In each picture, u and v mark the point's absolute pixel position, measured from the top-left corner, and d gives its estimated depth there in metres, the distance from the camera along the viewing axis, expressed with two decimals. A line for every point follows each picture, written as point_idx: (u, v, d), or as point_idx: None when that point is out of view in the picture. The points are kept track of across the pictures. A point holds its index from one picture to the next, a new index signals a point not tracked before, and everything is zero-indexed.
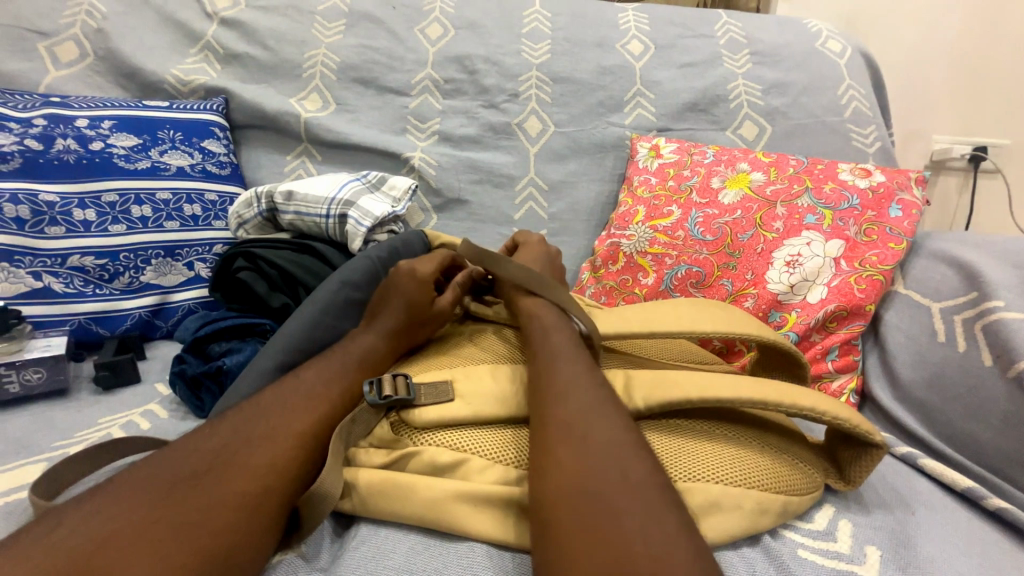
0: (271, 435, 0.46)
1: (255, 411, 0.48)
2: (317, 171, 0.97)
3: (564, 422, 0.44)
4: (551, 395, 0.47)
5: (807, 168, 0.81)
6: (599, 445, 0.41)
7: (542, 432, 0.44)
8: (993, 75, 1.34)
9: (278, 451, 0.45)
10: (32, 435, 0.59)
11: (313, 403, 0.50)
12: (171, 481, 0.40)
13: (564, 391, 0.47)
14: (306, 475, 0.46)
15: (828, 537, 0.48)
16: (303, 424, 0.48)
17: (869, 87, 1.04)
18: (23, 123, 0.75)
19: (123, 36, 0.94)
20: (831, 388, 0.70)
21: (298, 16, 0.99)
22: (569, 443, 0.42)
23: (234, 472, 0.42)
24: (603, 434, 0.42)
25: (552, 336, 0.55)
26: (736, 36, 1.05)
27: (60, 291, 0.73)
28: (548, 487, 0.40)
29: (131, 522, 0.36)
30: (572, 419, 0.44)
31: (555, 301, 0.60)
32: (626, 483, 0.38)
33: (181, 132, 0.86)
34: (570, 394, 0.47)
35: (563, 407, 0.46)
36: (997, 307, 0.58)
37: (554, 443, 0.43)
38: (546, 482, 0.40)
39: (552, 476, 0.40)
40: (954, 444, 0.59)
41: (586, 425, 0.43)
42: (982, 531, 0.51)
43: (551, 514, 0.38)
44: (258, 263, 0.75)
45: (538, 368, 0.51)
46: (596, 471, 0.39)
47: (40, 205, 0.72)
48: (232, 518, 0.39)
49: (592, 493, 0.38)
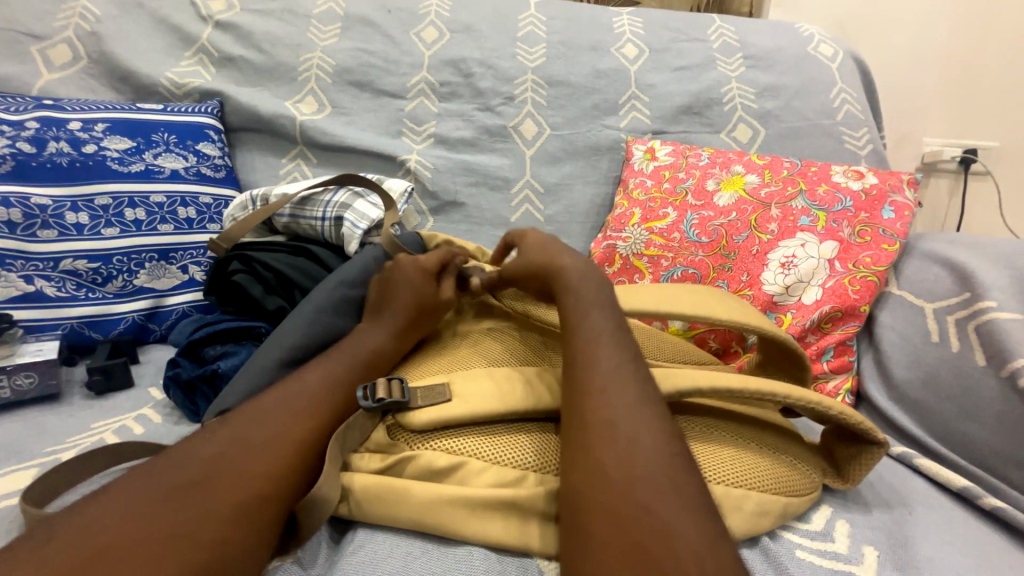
0: (264, 440, 0.45)
1: (250, 414, 0.47)
2: (312, 174, 0.96)
3: (602, 423, 0.43)
4: (593, 390, 0.46)
5: (801, 170, 0.82)
6: (637, 452, 0.40)
7: (581, 429, 0.43)
8: (981, 79, 1.36)
9: (272, 455, 0.44)
10: (25, 441, 0.58)
11: (316, 405, 0.50)
12: (157, 491, 0.39)
13: (602, 389, 0.45)
14: (300, 478, 0.45)
15: (827, 537, 0.48)
16: (302, 428, 0.47)
17: (861, 90, 1.05)
18: (15, 126, 0.75)
19: (117, 40, 0.94)
20: (827, 388, 0.71)
21: (294, 20, 0.99)
22: (613, 447, 0.41)
23: (225, 479, 0.41)
24: (645, 443, 0.41)
25: (590, 321, 0.53)
26: (730, 40, 1.06)
27: (52, 295, 0.72)
28: (587, 491, 0.39)
29: (114, 535, 0.35)
30: (614, 420, 0.43)
31: (599, 283, 0.58)
32: (666, 496, 0.38)
33: (175, 134, 0.86)
34: (609, 393, 0.45)
35: (606, 405, 0.44)
36: (989, 308, 0.59)
37: (595, 443, 0.42)
38: (584, 484, 0.40)
39: (590, 481, 0.40)
40: (949, 444, 0.59)
41: (631, 428, 0.42)
42: (978, 529, 0.51)
43: (592, 520, 0.38)
44: (254, 266, 0.74)
45: (574, 362, 0.49)
46: (636, 481, 0.39)
47: (32, 209, 0.72)
48: (218, 524, 0.38)
49: (634, 503, 0.38)
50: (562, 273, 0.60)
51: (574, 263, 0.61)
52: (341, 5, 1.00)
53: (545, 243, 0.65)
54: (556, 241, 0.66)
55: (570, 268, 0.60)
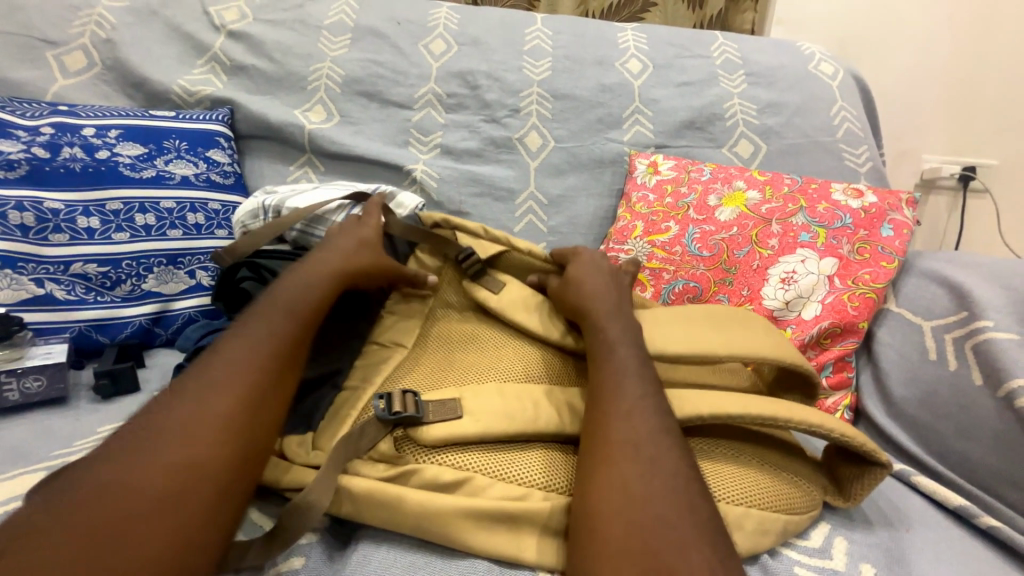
0: (203, 426, 0.43)
1: (185, 400, 0.45)
2: (319, 182, 0.98)
3: (622, 441, 0.44)
4: (617, 410, 0.47)
5: (802, 187, 0.83)
6: (654, 472, 0.41)
7: (599, 444, 0.44)
8: (978, 98, 1.39)
9: (217, 440, 0.43)
10: (32, 444, 0.58)
11: (251, 381, 0.48)
12: (100, 491, 0.37)
13: (626, 409, 0.47)
14: (251, 455, 0.45)
15: (824, 554, 0.49)
16: (239, 405, 0.46)
17: (860, 108, 1.07)
18: (30, 132, 0.77)
19: (131, 47, 0.96)
20: (827, 404, 0.71)
21: (305, 30, 1.01)
22: (635, 465, 0.42)
23: (177, 471, 0.40)
24: (666, 466, 0.42)
25: (619, 346, 0.54)
26: (732, 57, 1.08)
27: (62, 298, 0.73)
28: (603, 504, 0.40)
29: (93, 518, 0.36)
30: (636, 439, 0.44)
31: (630, 322, 0.59)
32: (675, 516, 0.38)
33: (186, 141, 0.87)
34: (634, 415, 0.46)
35: (627, 424, 0.45)
36: (986, 327, 0.60)
37: (615, 458, 0.43)
38: (598, 497, 0.41)
39: (606, 495, 0.41)
40: (947, 462, 0.60)
41: (653, 450, 0.43)
42: (975, 549, 0.52)
43: (608, 533, 0.38)
44: (263, 274, 0.75)
45: (601, 383, 0.50)
46: (653, 499, 0.39)
47: (44, 213, 0.73)
48: (194, 514, 0.39)
49: (650, 520, 0.38)
50: (600, 302, 0.60)
51: (612, 299, 0.61)
52: (352, 17, 1.03)
53: (586, 272, 0.64)
54: (601, 273, 0.65)
55: (607, 301, 0.60)
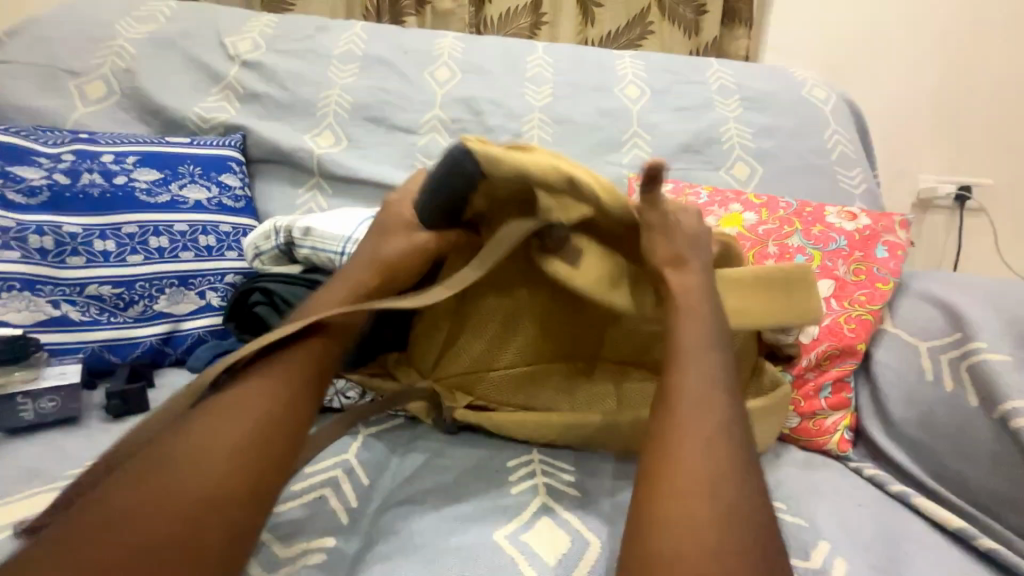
0: (208, 450, 0.42)
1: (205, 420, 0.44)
2: (327, 204, 1.00)
3: (690, 468, 0.43)
4: (688, 428, 0.45)
5: (797, 210, 0.85)
6: (717, 507, 0.41)
7: (665, 467, 0.43)
8: (970, 120, 1.42)
9: (222, 465, 0.41)
10: (45, 463, 0.59)
11: (261, 403, 0.46)
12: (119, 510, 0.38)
13: (704, 433, 0.45)
14: (256, 478, 0.42)
15: (823, 574, 0.50)
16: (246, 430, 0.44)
17: (853, 131, 1.10)
18: (53, 159, 0.81)
19: (149, 76, 1.00)
20: (825, 425, 0.70)
21: (316, 60, 1.05)
22: (698, 493, 0.42)
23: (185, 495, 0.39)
24: (730, 500, 0.42)
25: (705, 347, 0.51)
26: (727, 83, 1.12)
27: (76, 319, 0.75)
28: (665, 536, 0.40)
29: (131, 532, 0.37)
30: (702, 466, 0.43)
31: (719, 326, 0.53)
32: (729, 555, 0.39)
33: (200, 166, 0.90)
34: (711, 438, 0.45)
35: (698, 447, 0.44)
36: (980, 349, 0.61)
37: (682, 485, 0.42)
38: (660, 523, 0.41)
39: (668, 524, 0.40)
40: (947, 484, 0.60)
41: (718, 478, 0.43)
42: (977, 572, 0.52)
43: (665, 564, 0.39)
44: (274, 297, 0.77)
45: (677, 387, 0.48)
46: (713, 537, 0.39)
47: (63, 237, 0.76)
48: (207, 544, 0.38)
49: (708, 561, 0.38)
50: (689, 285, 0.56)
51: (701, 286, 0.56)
52: (361, 47, 1.07)
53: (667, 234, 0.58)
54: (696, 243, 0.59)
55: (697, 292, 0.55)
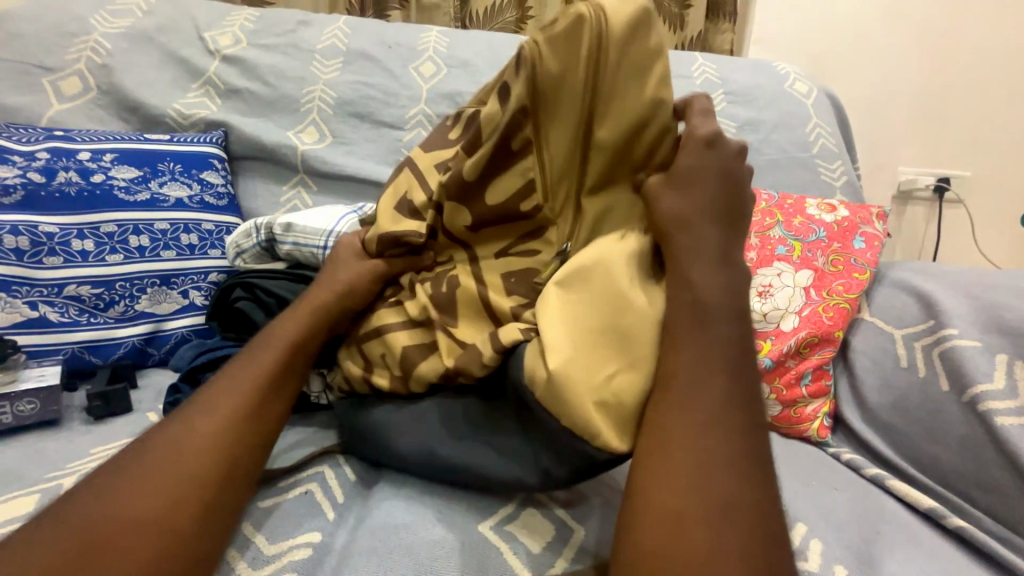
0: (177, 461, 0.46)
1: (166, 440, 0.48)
2: (312, 201, 0.99)
3: (680, 430, 0.43)
4: (687, 387, 0.45)
5: (778, 202, 0.86)
6: (709, 467, 0.41)
7: (659, 431, 0.44)
8: (948, 114, 1.45)
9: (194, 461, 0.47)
10: (25, 466, 0.59)
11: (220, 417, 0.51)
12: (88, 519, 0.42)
13: (697, 393, 0.45)
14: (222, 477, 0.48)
15: (801, 556, 0.51)
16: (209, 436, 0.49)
17: (834, 124, 1.12)
18: (26, 157, 0.79)
19: (126, 72, 0.98)
20: (806, 412, 0.71)
21: (297, 54, 1.04)
22: (689, 450, 0.42)
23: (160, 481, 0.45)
24: (719, 454, 0.42)
25: (705, 302, 0.49)
26: (712, 77, 1.13)
27: (55, 320, 0.74)
28: (654, 498, 0.41)
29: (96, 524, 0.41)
30: (692, 426, 0.43)
31: (730, 271, 0.51)
32: (713, 508, 0.40)
33: (180, 163, 0.89)
34: (706, 399, 0.44)
35: (689, 413, 0.44)
36: (952, 335, 0.63)
37: (671, 447, 0.43)
38: (649, 486, 0.42)
39: (656, 487, 0.42)
40: (918, 465, 0.62)
41: (705, 433, 0.43)
42: (946, 550, 0.54)
43: (647, 519, 0.41)
44: (256, 293, 0.77)
45: (673, 345, 0.48)
46: (698, 495, 0.40)
47: (39, 236, 0.75)
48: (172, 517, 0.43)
49: (693, 517, 0.39)
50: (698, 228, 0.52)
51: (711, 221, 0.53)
52: (344, 41, 1.06)
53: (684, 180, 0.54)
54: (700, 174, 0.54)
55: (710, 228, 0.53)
